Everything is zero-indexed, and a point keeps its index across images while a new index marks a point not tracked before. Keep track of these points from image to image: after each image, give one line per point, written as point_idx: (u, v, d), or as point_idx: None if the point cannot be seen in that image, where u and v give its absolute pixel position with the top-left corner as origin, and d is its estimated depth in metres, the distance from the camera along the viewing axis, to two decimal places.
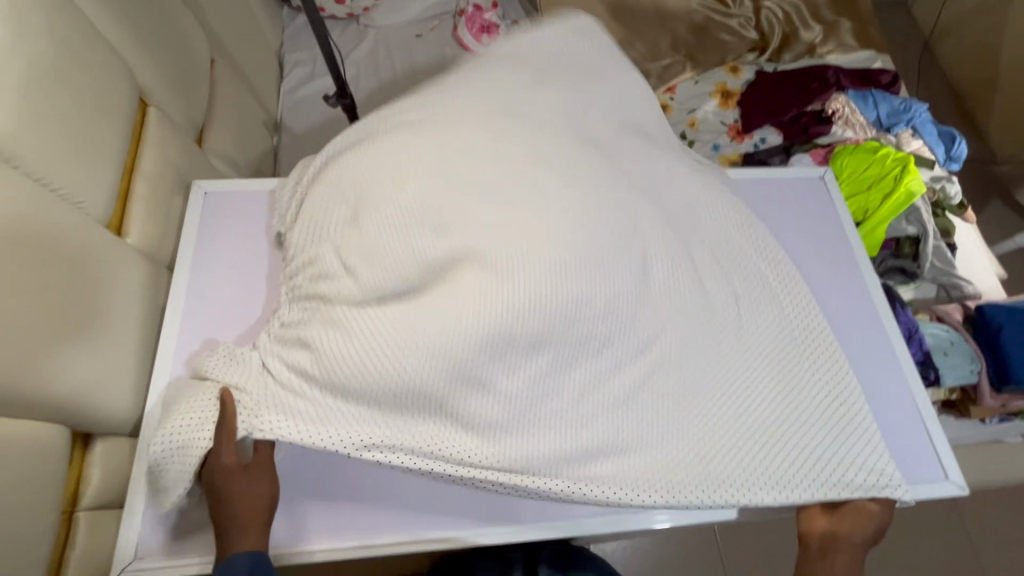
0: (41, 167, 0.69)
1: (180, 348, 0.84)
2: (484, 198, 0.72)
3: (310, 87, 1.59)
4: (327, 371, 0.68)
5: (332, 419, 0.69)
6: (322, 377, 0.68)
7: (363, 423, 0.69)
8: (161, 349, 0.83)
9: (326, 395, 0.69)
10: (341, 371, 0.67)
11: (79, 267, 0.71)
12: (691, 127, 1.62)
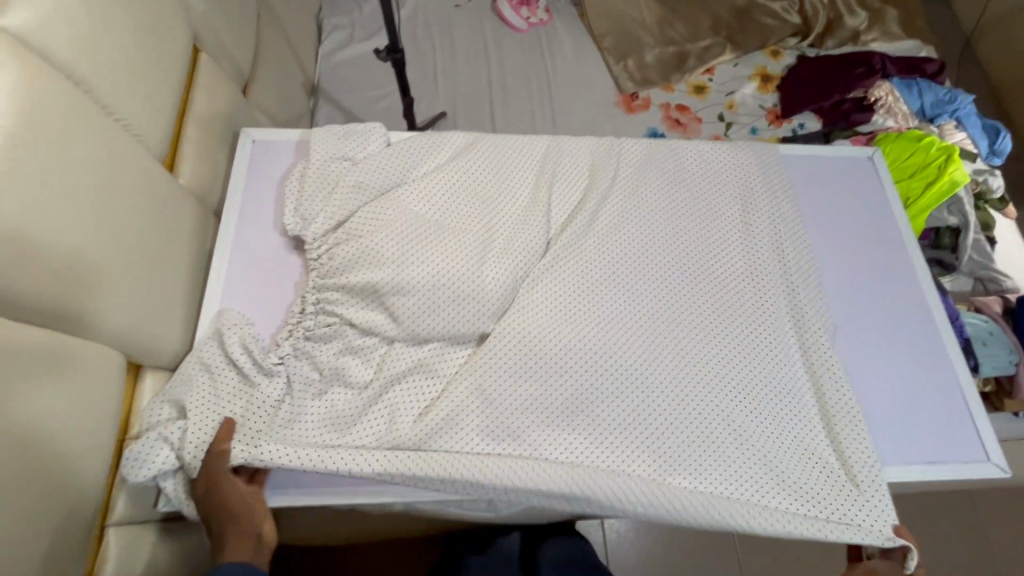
0: (108, 95, 0.69)
1: (232, 289, 0.86)
2: (527, 230, 0.89)
3: (348, 52, 1.59)
4: (376, 367, 0.79)
5: (379, 406, 0.77)
6: (370, 369, 0.79)
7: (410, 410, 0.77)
8: (212, 289, 0.85)
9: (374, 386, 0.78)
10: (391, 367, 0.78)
11: (142, 197, 0.72)
12: (729, 109, 1.59)
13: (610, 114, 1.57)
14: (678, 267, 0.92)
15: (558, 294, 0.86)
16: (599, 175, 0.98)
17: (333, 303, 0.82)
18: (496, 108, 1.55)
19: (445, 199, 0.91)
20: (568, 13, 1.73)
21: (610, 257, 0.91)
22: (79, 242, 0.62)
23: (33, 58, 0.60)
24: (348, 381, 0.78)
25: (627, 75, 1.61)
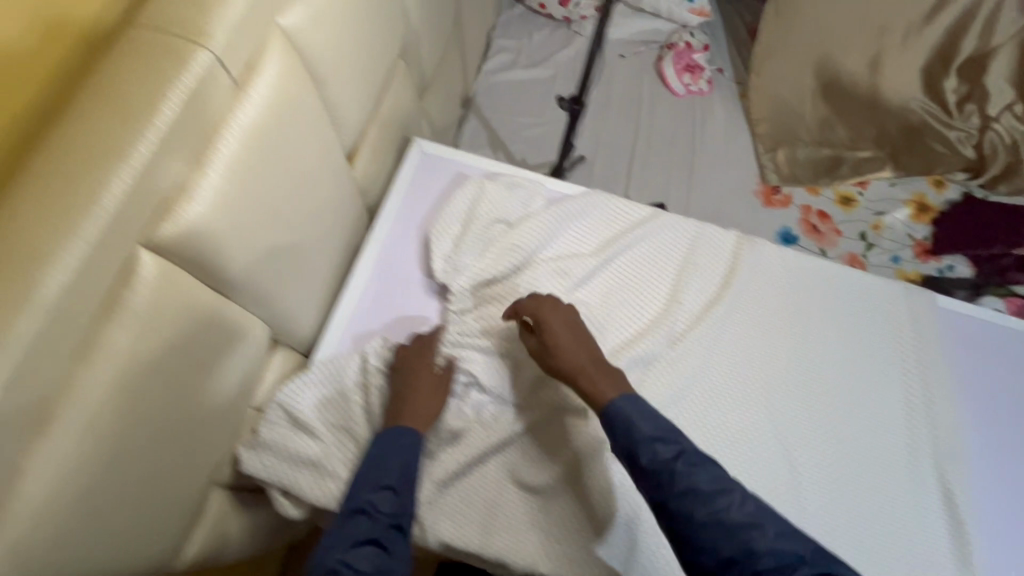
0: (334, 94, 0.73)
1: (370, 291, 0.87)
2: (658, 320, 0.88)
3: (508, 75, 1.63)
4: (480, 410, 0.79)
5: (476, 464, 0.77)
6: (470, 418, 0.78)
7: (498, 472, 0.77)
8: (351, 288, 0.86)
9: (471, 440, 0.77)
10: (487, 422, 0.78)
11: (328, 188, 0.76)
12: (875, 229, 1.50)
13: (746, 201, 1.53)
14: (805, 407, 0.87)
15: (676, 396, 0.84)
16: (738, 268, 0.94)
17: (464, 359, 0.81)
18: (635, 165, 1.55)
19: (589, 271, 0.90)
20: (729, 91, 1.70)
21: (737, 376, 0.87)
22: (276, 228, 0.65)
23: (293, 55, 0.63)
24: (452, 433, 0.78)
25: (774, 166, 1.57)
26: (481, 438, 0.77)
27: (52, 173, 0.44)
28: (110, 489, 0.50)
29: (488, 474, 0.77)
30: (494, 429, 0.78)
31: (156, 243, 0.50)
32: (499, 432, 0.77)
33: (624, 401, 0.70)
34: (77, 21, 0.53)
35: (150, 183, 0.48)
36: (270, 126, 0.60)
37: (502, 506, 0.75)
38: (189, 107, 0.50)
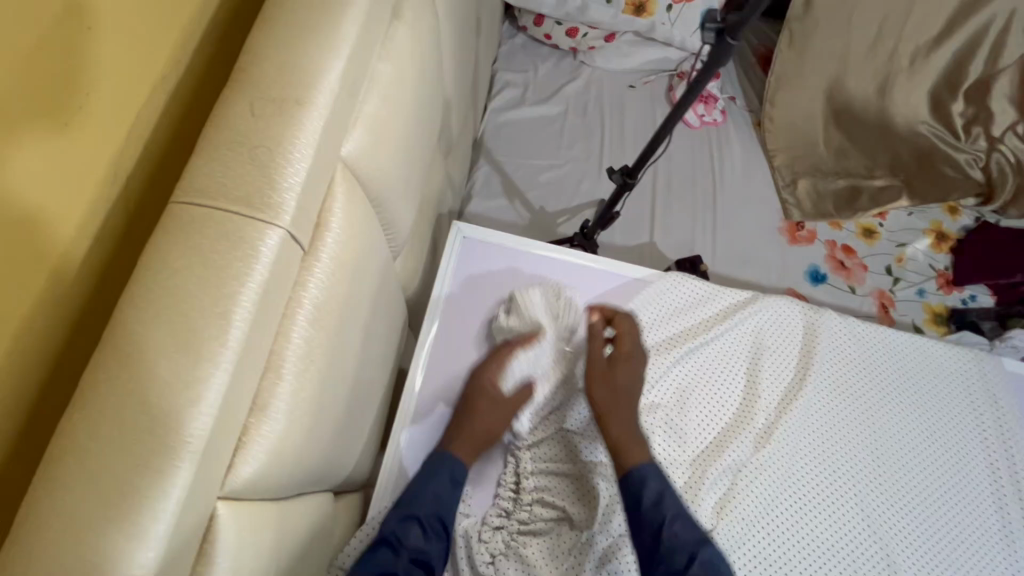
0: (393, 216, 0.62)
1: (423, 414, 0.79)
2: (740, 421, 0.83)
3: (517, 113, 1.53)
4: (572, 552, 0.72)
5: None
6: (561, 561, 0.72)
7: None
8: (402, 414, 0.78)
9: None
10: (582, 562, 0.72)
11: (385, 319, 0.65)
12: (898, 262, 1.50)
13: (771, 239, 1.51)
14: (897, 500, 0.83)
15: (769, 506, 0.79)
16: (812, 349, 0.89)
17: (551, 493, 0.76)
18: (657, 206, 1.49)
19: (666, 369, 0.83)
20: (742, 119, 1.66)
21: (827, 473, 0.83)
22: (349, 394, 0.54)
23: (356, 189, 0.52)
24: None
25: (796, 200, 1.54)
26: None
27: (98, 442, 0.33)
28: None
29: None
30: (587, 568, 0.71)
31: (233, 489, 0.39)
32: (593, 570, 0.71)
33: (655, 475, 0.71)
34: (86, 183, 0.41)
35: (227, 421, 0.37)
36: (344, 291, 0.49)
37: None
38: (263, 305, 0.39)
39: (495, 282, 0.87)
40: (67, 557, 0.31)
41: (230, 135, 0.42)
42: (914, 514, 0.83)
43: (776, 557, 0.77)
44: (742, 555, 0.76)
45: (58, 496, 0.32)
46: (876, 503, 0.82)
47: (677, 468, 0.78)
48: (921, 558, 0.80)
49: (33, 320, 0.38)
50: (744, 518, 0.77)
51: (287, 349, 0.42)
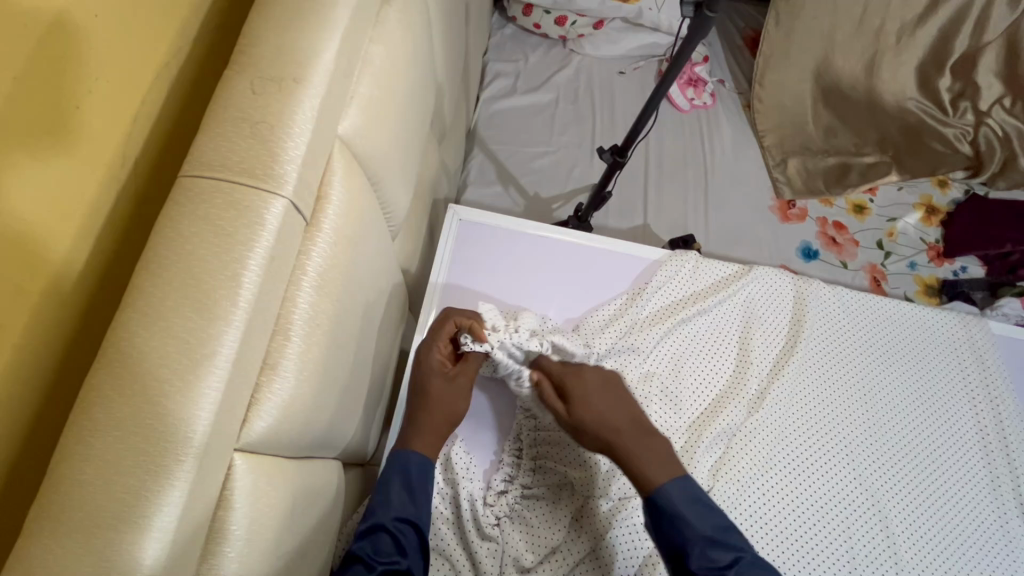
0: (391, 192, 0.65)
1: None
2: (734, 388, 0.85)
3: (509, 103, 1.55)
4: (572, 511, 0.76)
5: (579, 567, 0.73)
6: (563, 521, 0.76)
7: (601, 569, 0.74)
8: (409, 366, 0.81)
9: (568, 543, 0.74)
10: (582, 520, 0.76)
11: (384, 292, 0.67)
12: (889, 236, 1.53)
13: (764, 218, 1.53)
14: (888, 458, 0.86)
15: (763, 466, 0.81)
16: (804, 316, 0.91)
17: (552, 462, 0.78)
18: (649, 189, 1.52)
19: (662, 340, 0.85)
20: (732, 102, 1.68)
21: (819, 433, 0.85)
22: (354, 362, 0.57)
23: (354, 164, 0.54)
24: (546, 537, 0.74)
25: (786, 179, 1.56)
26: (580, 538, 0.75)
27: (122, 393, 0.36)
28: None
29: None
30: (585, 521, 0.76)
31: (248, 441, 0.41)
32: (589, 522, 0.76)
33: (676, 485, 0.68)
34: (95, 165, 0.44)
35: (243, 374, 0.40)
36: (346, 260, 0.51)
37: None
38: (269, 270, 0.41)
39: (509, 256, 0.91)
40: (104, 497, 0.34)
41: (232, 111, 0.44)
42: (903, 470, 0.85)
43: (771, 513, 0.79)
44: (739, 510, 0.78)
45: (87, 439, 0.35)
46: (866, 460, 0.85)
47: (675, 432, 0.81)
48: (910, 511, 0.83)
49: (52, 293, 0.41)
50: (739, 477, 0.80)
51: (294, 312, 0.45)
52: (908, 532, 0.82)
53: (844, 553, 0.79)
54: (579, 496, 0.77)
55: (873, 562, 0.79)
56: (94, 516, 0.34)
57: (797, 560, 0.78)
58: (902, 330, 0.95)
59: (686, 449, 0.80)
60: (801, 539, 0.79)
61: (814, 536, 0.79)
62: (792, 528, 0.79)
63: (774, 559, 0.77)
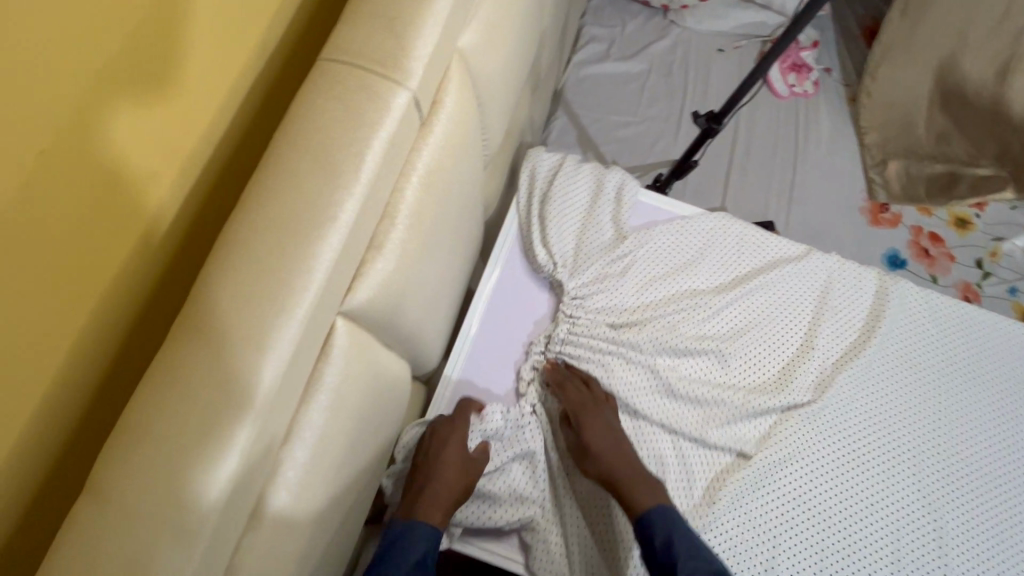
0: (490, 119, 0.67)
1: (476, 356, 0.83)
2: (798, 366, 0.82)
3: (602, 68, 1.54)
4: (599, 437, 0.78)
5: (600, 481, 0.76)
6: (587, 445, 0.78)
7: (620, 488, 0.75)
8: (482, 286, 0.86)
9: None
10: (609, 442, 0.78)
11: (468, 216, 0.70)
12: (991, 256, 1.41)
13: (851, 218, 1.45)
14: (954, 468, 0.82)
15: (814, 447, 0.80)
16: (883, 309, 0.88)
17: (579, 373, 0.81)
18: (732, 173, 1.47)
19: (722, 304, 0.84)
20: (836, 93, 1.58)
21: (881, 429, 0.82)
22: (438, 266, 0.60)
23: (468, 80, 0.57)
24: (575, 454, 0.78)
25: (883, 181, 1.47)
26: None
27: (257, 238, 0.40)
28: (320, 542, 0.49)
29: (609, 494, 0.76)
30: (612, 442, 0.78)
31: (350, 307, 0.45)
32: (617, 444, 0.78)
33: (659, 513, 0.69)
34: (222, 81, 0.46)
35: (355, 243, 0.43)
36: (447, 164, 0.54)
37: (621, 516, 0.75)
38: (388, 155, 0.45)
39: (576, 194, 0.88)
40: (232, 320, 0.38)
41: (371, 7, 0.47)
42: (965, 482, 0.81)
43: (816, 494, 0.78)
44: (781, 486, 0.77)
45: (229, 272, 0.39)
46: (926, 464, 0.81)
47: (729, 402, 0.78)
48: (964, 523, 0.79)
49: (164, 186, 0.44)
50: (786, 453, 0.79)
51: (401, 203, 0.48)
52: (959, 545, 0.78)
53: (883, 549, 0.76)
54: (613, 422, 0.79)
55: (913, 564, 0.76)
56: (224, 333, 0.38)
57: (834, 545, 0.76)
58: (986, 344, 0.90)
59: (736, 419, 0.79)
60: (843, 524, 0.77)
61: (863, 528, 0.77)
62: (833, 511, 0.77)
63: (810, 538, 0.76)
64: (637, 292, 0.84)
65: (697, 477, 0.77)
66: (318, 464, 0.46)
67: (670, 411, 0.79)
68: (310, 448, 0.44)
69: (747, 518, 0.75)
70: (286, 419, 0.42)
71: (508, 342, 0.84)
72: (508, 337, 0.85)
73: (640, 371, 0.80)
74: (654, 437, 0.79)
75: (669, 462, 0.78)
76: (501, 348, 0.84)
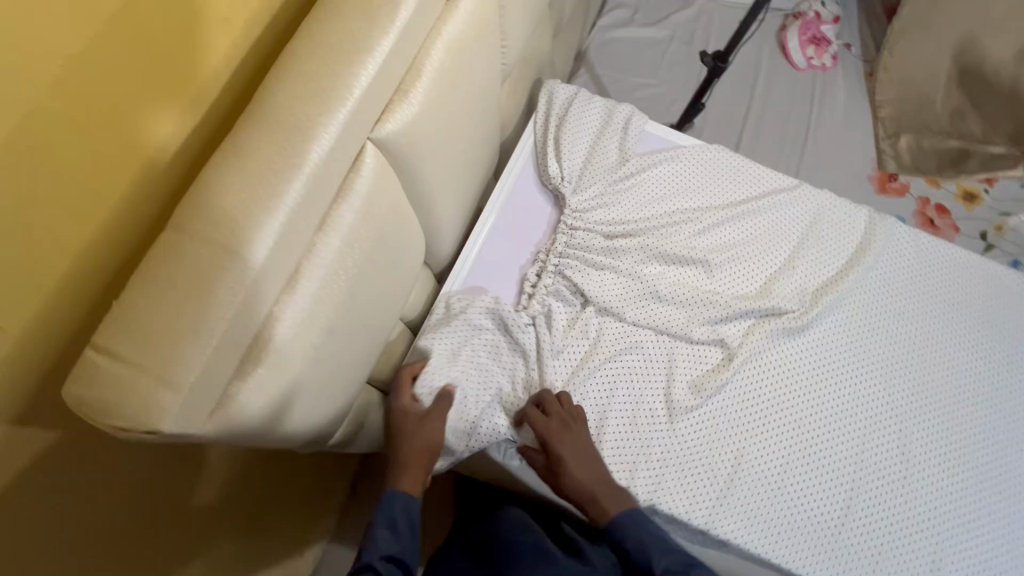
0: (510, 25, 0.75)
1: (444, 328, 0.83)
2: (779, 282, 0.89)
3: (625, 33, 1.61)
4: (594, 331, 0.84)
5: (592, 369, 0.81)
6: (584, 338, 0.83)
7: (607, 375, 0.82)
8: (496, 194, 0.92)
9: (585, 353, 0.82)
10: (602, 335, 0.83)
11: (484, 113, 0.77)
12: (996, 230, 1.43)
13: (859, 187, 1.49)
14: (927, 392, 0.85)
15: (790, 355, 0.85)
16: (872, 241, 0.92)
17: (578, 271, 0.86)
18: (744, 138, 1.52)
19: (714, 223, 0.91)
20: (855, 68, 1.62)
21: (859, 348, 0.87)
22: (454, 144, 0.69)
23: None
24: (571, 347, 0.83)
25: (894, 153, 1.50)
26: (596, 350, 0.82)
27: (307, 57, 0.48)
28: (341, 353, 0.56)
29: (598, 382, 0.81)
30: (605, 336, 0.83)
31: (380, 136, 0.53)
32: (609, 338, 0.83)
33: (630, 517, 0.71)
34: None
35: (387, 78, 0.51)
36: (469, 42, 0.62)
37: (610, 408, 0.80)
38: (420, 10, 0.53)
39: (589, 119, 0.96)
40: (281, 116, 0.46)
41: None
42: (938, 401, 0.85)
43: (789, 394, 0.83)
44: (754, 384, 0.83)
45: (281, 80, 0.47)
46: (900, 379, 0.85)
47: (715, 304, 0.86)
48: (933, 436, 0.83)
49: (235, 24, 0.53)
50: (764, 357, 0.85)
51: (427, 61, 0.56)
52: (925, 454, 0.82)
53: (847, 449, 0.81)
54: (607, 320, 0.85)
55: (877, 464, 0.81)
56: (276, 123, 0.45)
57: (800, 439, 0.81)
58: (976, 281, 0.93)
59: (720, 321, 0.86)
60: (812, 422, 0.82)
61: (827, 433, 0.82)
62: (804, 412, 0.83)
63: (778, 431, 0.81)
64: (637, 206, 0.92)
65: (678, 371, 0.83)
66: (342, 263, 0.51)
67: (658, 312, 0.85)
68: (339, 245, 0.50)
69: (719, 407, 0.82)
70: (321, 209, 0.48)
71: (513, 249, 0.90)
72: (514, 245, 0.90)
73: (634, 274, 0.86)
74: (645, 336, 0.85)
75: (655, 356, 0.84)
76: (507, 254, 0.90)
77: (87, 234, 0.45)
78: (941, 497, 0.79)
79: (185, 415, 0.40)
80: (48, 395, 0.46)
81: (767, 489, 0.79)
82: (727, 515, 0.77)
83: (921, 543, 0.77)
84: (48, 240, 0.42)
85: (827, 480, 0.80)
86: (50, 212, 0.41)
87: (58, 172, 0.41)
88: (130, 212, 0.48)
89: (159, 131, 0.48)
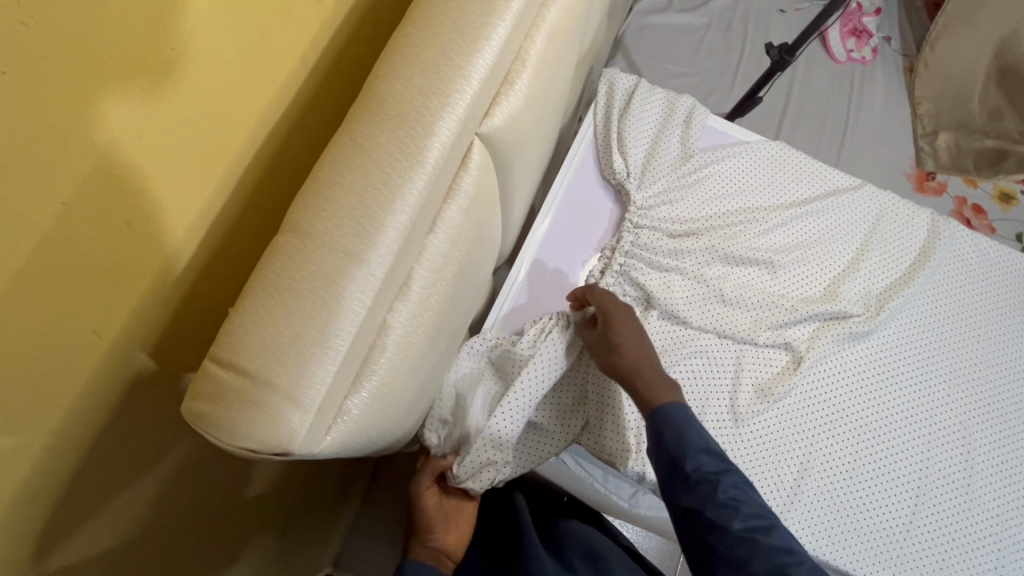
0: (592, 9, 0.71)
1: (513, 316, 0.82)
2: (846, 285, 0.87)
3: (662, 19, 1.55)
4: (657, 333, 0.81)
5: None
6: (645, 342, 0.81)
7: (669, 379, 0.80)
8: (556, 189, 0.89)
9: None
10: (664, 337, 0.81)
11: (558, 102, 0.74)
12: None
13: (898, 185, 1.48)
14: (989, 397, 0.85)
15: (854, 359, 0.84)
16: (937, 244, 0.91)
17: (641, 271, 0.84)
18: (782, 131, 1.49)
19: (778, 222, 0.89)
20: (893, 63, 1.59)
21: (922, 354, 0.86)
22: (536, 135, 0.65)
23: None
24: None
25: (933, 150, 1.46)
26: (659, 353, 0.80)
27: (425, 43, 0.44)
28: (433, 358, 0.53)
29: None
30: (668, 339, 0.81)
31: (487, 131, 0.49)
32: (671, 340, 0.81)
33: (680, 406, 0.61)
34: None
35: (500, 68, 0.47)
36: (565, 28, 0.58)
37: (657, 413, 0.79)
38: None
39: (651, 112, 0.92)
40: (401, 108, 0.42)
41: None
42: (1000, 406, 0.85)
43: (855, 399, 0.82)
44: (819, 388, 0.82)
45: (397, 69, 0.43)
46: (963, 384, 0.85)
47: (782, 307, 0.84)
48: (995, 441, 0.83)
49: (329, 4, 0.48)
50: (830, 361, 0.84)
51: (532, 47, 0.52)
52: (988, 459, 0.82)
53: (912, 454, 0.81)
54: (672, 321, 0.82)
55: (941, 469, 0.80)
56: (394, 115, 0.42)
57: (867, 444, 0.80)
58: None
59: (786, 325, 0.84)
60: (878, 427, 0.81)
61: (893, 437, 0.81)
62: (870, 416, 0.82)
63: (845, 435, 0.81)
64: (699, 204, 0.89)
65: (743, 375, 0.81)
66: (446, 266, 0.48)
67: (721, 314, 0.83)
68: (444, 246, 0.47)
69: (784, 411, 0.81)
70: (433, 209, 0.44)
71: (574, 249, 0.87)
72: (575, 245, 0.87)
73: (698, 274, 0.84)
74: (708, 338, 0.83)
75: (719, 358, 0.82)
76: (569, 254, 0.87)
77: (189, 232, 0.41)
78: (1002, 501, 0.80)
79: (310, 434, 0.37)
80: (140, 406, 0.42)
81: (833, 494, 0.78)
82: (795, 519, 0.76)
83: (984, 547, 0.77)
84: (160, 245, 0.38)
85: (893, 484, 0.79)
86: (166, 215, 0.38)
87: (174, 170, 0.37)
88: (224, 207, 0.44)
89: (255, 118, 0.44)
